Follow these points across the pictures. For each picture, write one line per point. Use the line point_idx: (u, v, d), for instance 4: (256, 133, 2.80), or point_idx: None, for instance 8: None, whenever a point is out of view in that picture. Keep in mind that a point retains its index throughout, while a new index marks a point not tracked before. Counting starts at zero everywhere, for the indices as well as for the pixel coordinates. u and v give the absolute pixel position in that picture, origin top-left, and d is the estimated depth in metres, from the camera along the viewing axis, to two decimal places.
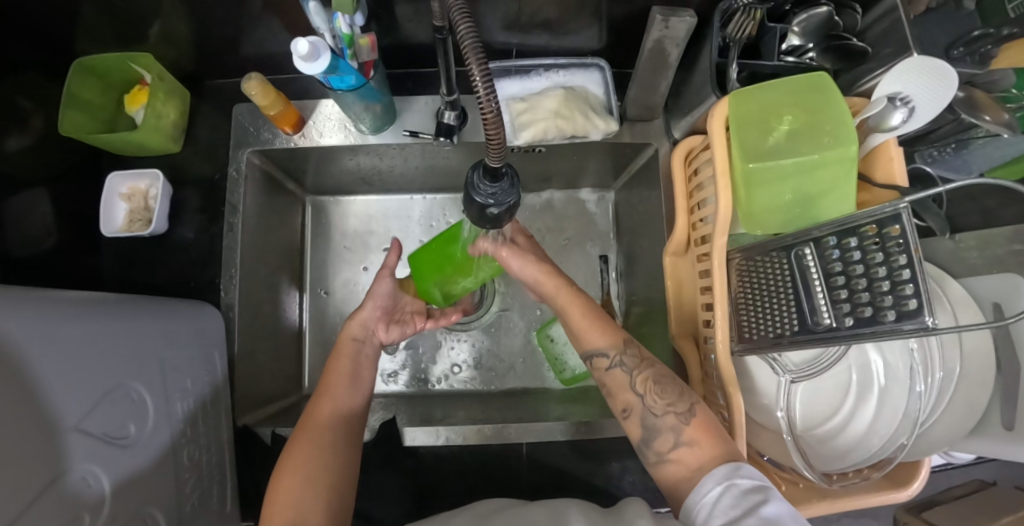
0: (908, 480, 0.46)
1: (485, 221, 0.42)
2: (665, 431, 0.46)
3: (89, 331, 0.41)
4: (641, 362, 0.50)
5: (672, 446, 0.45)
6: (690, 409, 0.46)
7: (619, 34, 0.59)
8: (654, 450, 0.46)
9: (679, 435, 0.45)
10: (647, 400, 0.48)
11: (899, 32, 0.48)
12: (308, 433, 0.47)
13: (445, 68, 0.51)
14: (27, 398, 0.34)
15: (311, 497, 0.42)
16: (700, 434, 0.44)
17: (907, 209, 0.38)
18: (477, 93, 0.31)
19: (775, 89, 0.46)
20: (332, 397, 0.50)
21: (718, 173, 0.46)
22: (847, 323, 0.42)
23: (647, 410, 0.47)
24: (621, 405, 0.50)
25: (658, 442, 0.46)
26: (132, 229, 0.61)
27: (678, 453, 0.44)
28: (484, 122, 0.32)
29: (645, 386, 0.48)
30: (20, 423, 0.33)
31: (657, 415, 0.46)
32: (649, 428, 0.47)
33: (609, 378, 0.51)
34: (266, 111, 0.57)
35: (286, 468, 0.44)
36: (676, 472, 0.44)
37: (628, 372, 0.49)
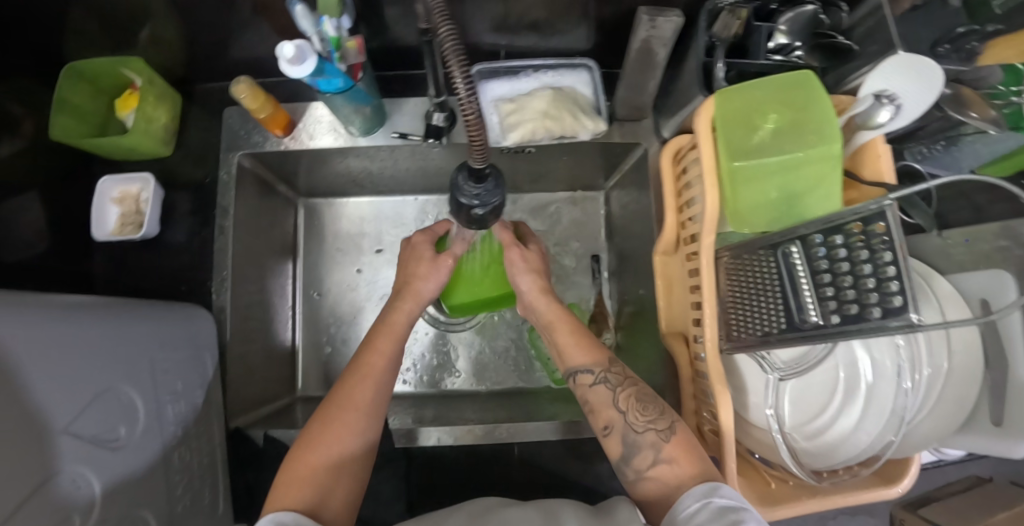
0: (897, 476, 0.46)
1: (473, 223, 0.43)
2: (645, 449, 0.45)
3: (79, 335, 0.41)
4: (624, 380, 0.50)
5: (651, 463, 0.45)
6: (671, 426, 0.46)
7: (607, 34, 0.60)
8: (633, 467, 0.46)
9: (659, 452, 0.45)
10: (628, 418, 0.47)
11: (884, 31, 0.48)
12: (348, 412, 0.47)
13: (433, 69, 0.51)
14: (16, 401, 0.34)
15: (335, 482, 0.43)
16: (679, 452, 0.44)
17: (892, 206, 0.38)
18: (459, 96, 0.31)
19: (761, 87, 0.46)
20: (372, 377, 0.49)
21: (706, 172, 0.47)
22: (833, 321, 0.42)
23: (628, 427, 0.47)
24: (602, 422, 0.49)
25: (638, 459, 0.46)
26: (124, 232, 0.61)
27: (658, 470, 0.44)
28: (466, 123, 0.33)
29: (627, 403, 0.48)
30: (8, 426, 0.33)
31: (638, 432, 0.46)
32: (628, 445, 0.46)
33: (591, 395, 0.50)
34: (257, 114, 0.57)
35: (324, 444, 0.45)
36: (655, 489, 0.44)
37: (610, 389, 0.49)
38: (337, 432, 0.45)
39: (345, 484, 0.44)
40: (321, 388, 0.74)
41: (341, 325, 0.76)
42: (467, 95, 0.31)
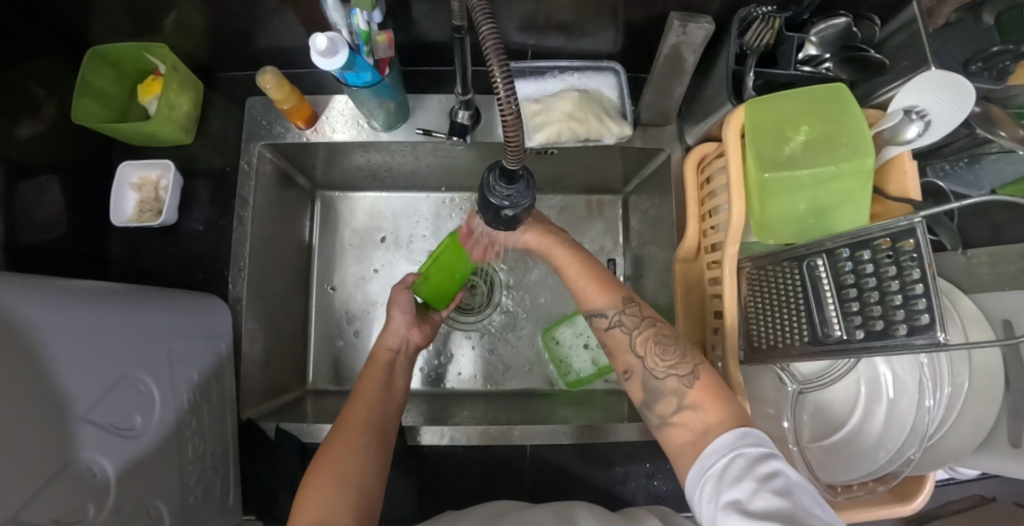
0: (911, 494, 0.47)
1: (499, 223, 0.42)
2: (668, 395, 0.46)
3: (97, 322, 0.41)
4: (640, 321, 0.50)
5: (675, 409, 0.45)
6: (693, 372, 0.46)
7: (635, 38, 0.59)
8: (657, 413, 0.47)
9: (682, 399, 0.45)
10: (647, 364, 0.48)
11: (917, 46, 0.48)
12: (345, 434, 0.47)
13: (462, 67, 0.51)
14: (32, 388, 0.34)
15: (338, 500, 0.42)
16: (704, 398, 0.44)
17: (922, 224, 0.38)
18: (498, 95, 0.31)
19: (792, 98, 0.46)
20: (364, 401, 0.51)
21: (733, 183, 0.47)
22: (857, 336, 0.42)
23: (647, 372, 0.48)
24: (622, 367, 0.51)
25: (660, 405, 0.47)
26: (142, 219, 0.60)
27: (682, 416, 0.45)
28: (503, 121, 0.32)
29: (644, 347, 0.49)
30: (24, 413, 0.33)
31: (659, 378, 0.47)
32: (650, 391, 0.47)
33: (609, 338, 0.52)
34: (279, 105, 0.57)
35: (319, 474, 0.44)
36: (681, 435, 0.44)
37: (628, 333, 0.50)
38: (332, 450, 0.46)
39: (351, 500, 0.42)
40: (332, 382, 0.74)
41: (353, 319, 0.75)
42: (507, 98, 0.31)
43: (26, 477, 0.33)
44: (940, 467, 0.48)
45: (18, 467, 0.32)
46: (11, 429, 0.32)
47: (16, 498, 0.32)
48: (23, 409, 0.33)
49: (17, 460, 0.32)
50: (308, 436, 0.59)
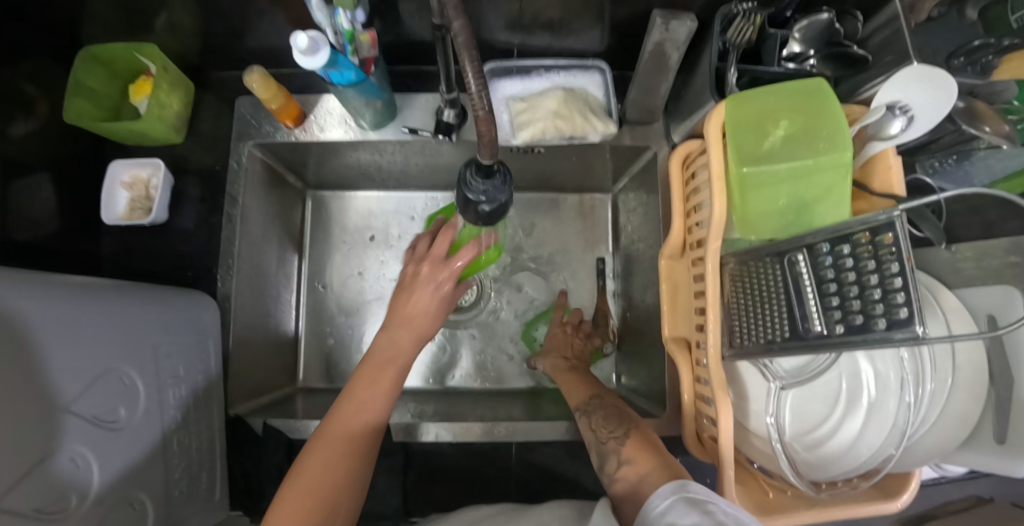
0: (897, 491, 0.47)
1: (479, 219, 0.43)
2: (610, 455, 0.47)
3: (85, 315, 0.42)
4: (601, 404, 0.53)
5: (617, 465, 0.45)
6: (625, 433, 0.47)
7: (621, 35, 0.60)
8: (605, 473, 0.46)
9: (620, 455, 0.46)
10: (596, 434, 0.50)
11: (899, 43, 0.48)
12: (332, 444, 0.45)
13: (445, 66, 0.51)
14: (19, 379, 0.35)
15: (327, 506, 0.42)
16: (637, 452, 0.45)
17: (901, 218, 0.38)
18: (470, 92, 0.33)
19: (773, 93, 0.46)
20: (365, 397, 0.49)
21: (714, 177, 0.47)
22: (837, 330, 0.42)
23: (597, 440, 0.49)
24: (584, 443, 0.52)
25: (607, 463, 0.46)
26: (132, 217, 0.61)
27: (622, 470, 0.44)
28: (477, 117, 0.34)
29: (594, 422, 0.51)
30: (7, 403, 0.34)
31: (603, 442, 0.48)
32: (601, 454, 0.48)
33: (578, 424, 0.54)
34: (267, 104, 0.57)
35: (313, 475, 0.43)
36: (622, 486, 0.43)
37: (587, 415, 0.52)
38: (316, 462, 0.44)
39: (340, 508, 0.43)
40: (322, 379, 0.74)
41: (345, 318, 0.76)
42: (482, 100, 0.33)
43: (7, 466, 0.33)
44: (927, 464, 0.48)
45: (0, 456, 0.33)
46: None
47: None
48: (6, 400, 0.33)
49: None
50: (294, 432, 0.59)
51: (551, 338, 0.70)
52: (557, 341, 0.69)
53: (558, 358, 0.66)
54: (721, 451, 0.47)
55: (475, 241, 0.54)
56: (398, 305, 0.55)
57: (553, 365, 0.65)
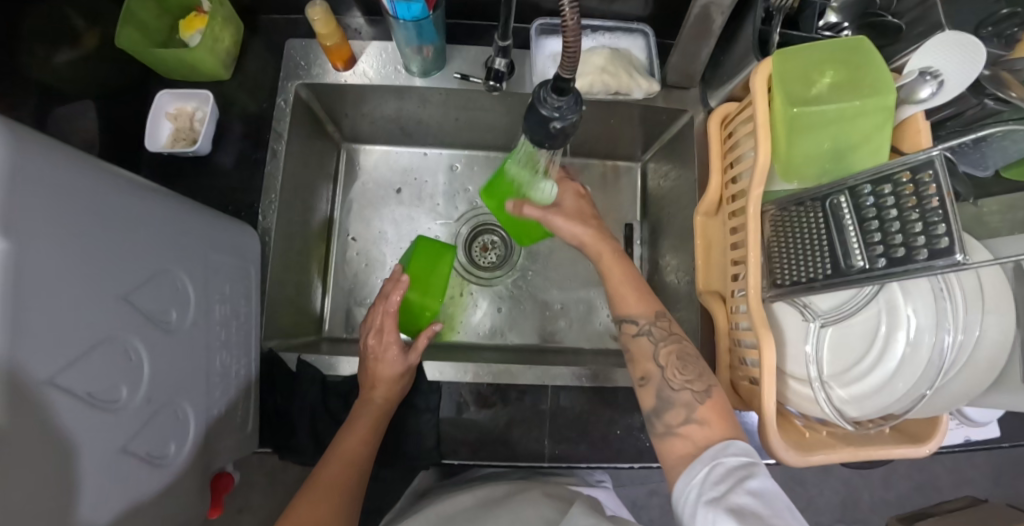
0: (927, 436, 0.50)
1: (544, 139, 0.44)
2: (679, 406, 0.48)
3: (142, 214, 0.41)
4: (669, 335, 0.52)
5: (683, 420, 0.47)
6: (706, 390, 0.48)
7: (666, 0, 0.62)
8: (664, 421, 0.49)
9: (693, 412, 0.47)
10: (666, 374, 0.50)
11: (931, 13, 0.52)
12: (332, 475, 0.49)
13: (507, 18, 0.52)
14: (82, 256, 0.34)
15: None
16: (712, 414, 0.47)
17: (940, 156, 0.40)
18: (563, 6, 0.34)
19: (815, 48, 0.49)
20: (360, 431, 0.53)
21: (760, 126, 0.49)
22: (879, 264, 0.44)
23: (665, 383, 0.50)
24: (639, 373, 0.52)
25: (669, 414, 0.48)
26: (175, 146, 0.61)
27: (688, 428, 0.47)
28: (565, 30, 0.35)
29: (667, 360, 0.51)
30: (71, 277, 0.33)
31: (674, 389, 0.49)
32: (663, 399, 0.49)
33: (634, 344, 0.53)
34: (322, 41, 0.59)
35: (319, 502, 0.47)
36: (682, 446, 0.46)
37: (653, 342, 0.52)
38: (308, 505, 0.47)
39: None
40: (348, 329, 0.74)
41: (373, 270, 0.76)
42: (571, 12, 0.34)
43: (69, 339, 0.33)
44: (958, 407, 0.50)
45: (61, 328, 0.32)
46: (58, 288, 0.32)
47: (51, 364, 0.31)
48: (68, 274, 0.33)
49: (61, 321, 0.32)
50: (328, 370, 0.62)
51: (563, 202, 0.63)
52: (579, 206, 0.62)
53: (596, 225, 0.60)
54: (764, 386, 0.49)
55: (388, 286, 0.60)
56: (366, 378, 0.57)
57: (595, 235, 0.58)
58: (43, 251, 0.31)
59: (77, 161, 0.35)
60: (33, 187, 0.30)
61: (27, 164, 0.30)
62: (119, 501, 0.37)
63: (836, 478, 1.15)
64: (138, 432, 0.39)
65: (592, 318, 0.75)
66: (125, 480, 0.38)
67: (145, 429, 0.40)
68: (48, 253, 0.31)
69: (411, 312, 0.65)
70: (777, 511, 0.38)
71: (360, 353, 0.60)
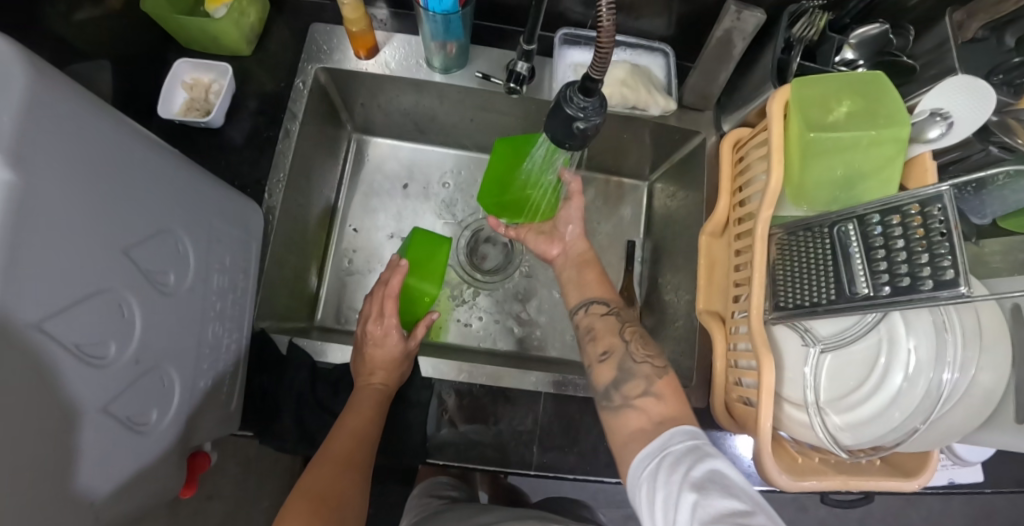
0: (918, 470, 0.49)
1: (566, 138, 0.44)
2: (638, 378, 0.50)
3: (150, 171, 0.41)
4: (631, 320, 0.56)
5: (640, 392, 0.49)
6: (664, 367, 0.51)
7: (689, 22, 0.64)
8: (622, 393, 0.50)
9: (650, 385, 0.49)
10: (629, 348, 0.53)
11: (945, 57, 0.54)
12: (344, 447, 0.50)
13: (534, 24, 0.52)
14: (87, 201, 0.34)
15: (352, 499, 0.47)
16: (667, 390, 0.49)
17: (950, 191, 0.40)
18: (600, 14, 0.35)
19: (834, 79, 0.50)
20: (364, 408, 0.54)
21: (774, 149, 0.50)
22: (884, 292, 0.43)
23: (627, 356, 0.52)
24: (601, 348, 0.54)
25: (628, 386, 0.50)
26: (188, 116, 0.61)
27: (644, 401, 0.48)
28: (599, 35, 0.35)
29: (630, 336, 0.54)
30: (73, 221, 0.32)
31: (636, 362, 0.51)
32: (622, 372, 0.51)
33: (599, 322, 0.56)
34: (349, 26, 0.59)
35: (335, 473, 0.48)
36: (636, 418, 0.47)
37: (619, 321, 0.56)
38: (320, 475, 0.47)
39: (362, 501, 0.48)
40: (340, 319, 0.73)
41: (371, 262, 0.75)
42: (608, 14, 0.35)
43: (64, 284, 0.32)
44: (954, 441, 0.49)
45: (57, 273, 0.31)
46: (60, 229, 0.31)
47: (43, 307, 0.30)
48: (72, 217, 0.32)
49: (58, 264, 0.31)
50: (317, 356, 0.61)
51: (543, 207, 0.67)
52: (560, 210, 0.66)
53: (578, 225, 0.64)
54: (762, 407, 0.48)
55: (391, 272, 0.60)
56: (363, 364, 0.57)
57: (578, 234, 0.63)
58: (48, 189, 0.30)
59: (93, 106, 0.35)
60: (46, 123, 0.30)
61: (43, 98, 0.30)
62: (95, 462, 0.35)
63: (813, 517, 1.14)
64: (123, 393, 0.38)
65: None
66: (104, 440, 0.36)
67: (130, 390, 0.39)
68: (55, 192, 0.31)
69: (411, 297, 0.64)
70: (730, 490, 0.36)
71: (357, 340, 0.59)
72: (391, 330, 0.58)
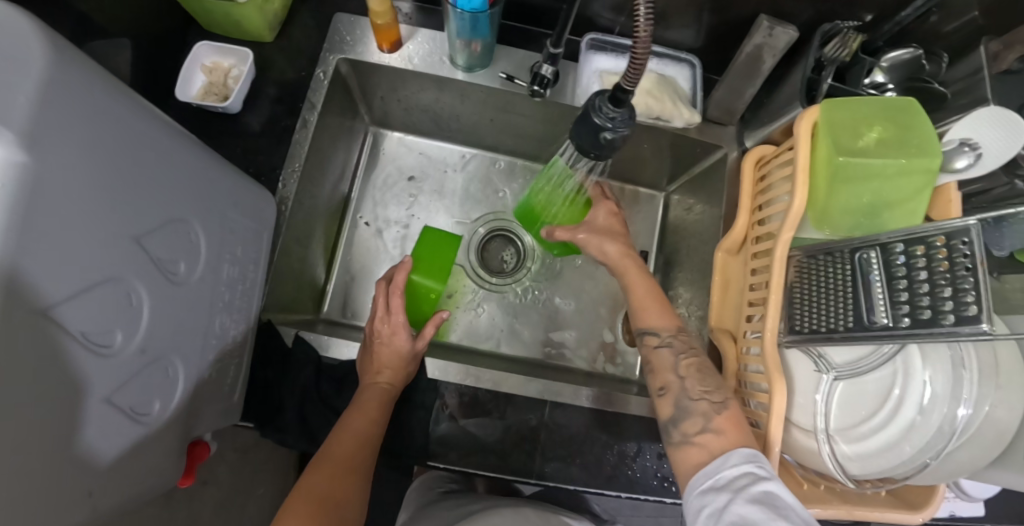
0: (923, 504, 0.49)
1: (593, 149, 0.44)
2: (695, 415, 0.48)
3: (167, 158, 0.40)
4: (689, 348, 0.53)
5: (699, 430, 0.47)
6: (724, 401, 0.48)
7: (719, 34, 0.63)
8: (680, 429, 0.48)
9: (709, 421, 0.47)
10: (685, 385, 0.51)
11: (978, 87, 0.52)
12: (345, 445, 0.49)
13: (566, 24, 0.51)
14: (102, 187, 0.33)
15: (348, 500, 0.46)
16: (728, 424, 0.46)
17: (977, 225, 0.39)
18: (638, 22, 0.34)
19: (864, 102, 0.49)
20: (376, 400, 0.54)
21: (800, 170, 0.50)
22: (903, 323, 0.43)
23: (684, 393, 0.50)
24: (659, 383, 0.52)
25: (687, 423, 0.48)
26: (206, 100, 0.60)
27: (704, 437, 0.46)
28: (635, 43, 0.35)
29: (687, 371, 0.51)
30: (86, 206, 0.32)
31: (693, 399, 0.49)
32: (680, 409, 0.49)
33: (654, 356, 0.54)
34: (374, 19, 0.58)
35: (332, 471, 0.47)
36: (696, 454, 0.46)
37: (674, 353, 0.53)
38: (319, 477, 0.46)
39: (359, 502, 0.47)
40: (348, 314, 0.72)
41: (380, 259, 0.75)
42: (645, 24, 0.34)
43: (74, 270, 0.31)
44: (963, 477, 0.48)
45: (68, 258, 0.30)
46: (74, 214, 0.31)
47: (52, 294, 0.29)
48: (85, 202, 0.32)
49: (69, 252, 0.31)
50: (323, 351, 0.60)
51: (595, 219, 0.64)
52: (611, 224, 0.63)
53: (625, 244, 0.61)
54: (771, 431, 0.48)
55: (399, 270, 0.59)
56: (370, 362, 0.57)
57: (622, 251, 0.60)
58: (64, 173, 0.29)
59: (114, 90, 0.35)
60: (65, 104, 0.29)
61: (61, 79, 0.29)
62: (95, 453, 0.35)
63: None
64: (127, 382, 0.37)
65: (593, 339, 0.74)
66: (107, 430, 0.36)
67: (134, 379, 0.38)
68: (71, 177, 0.30)
69: (418, 294, 0.63)
70: (780, 511, 0.37)
71: (364, 337, 0.59)
72: (398, 329, 0.57)
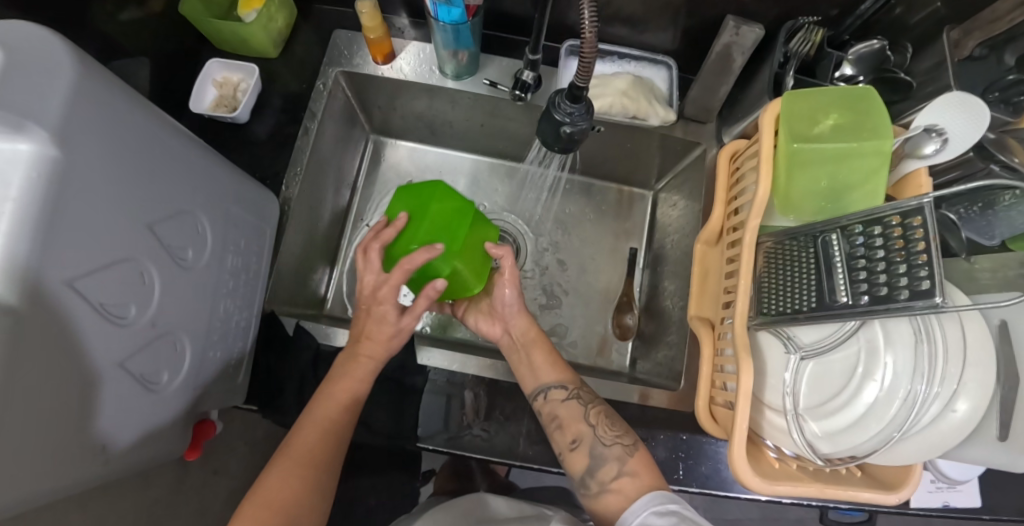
0: (898, 485, 0.49)
1: (555, 142, 0.47)
2: (610, 460, 0.53)
3: (177, 156, 0.45)
4: (591, 399, 0.59)
5: (614, 475, 0.52)
6: (633, 444, 0.54)
7: (692, 34, 0.66)
8: (598, 479, 0.53)
9: (623, 466, 0.52)
10: (597, 431, 0.55)
11: (942, 76, 0.54)
12: (306, 437, 0.54)
13: (539, 31, 0.55)
14: (120, 179, 0.38)
15: (303, 494, 0.51)
16: (639, 466, 0.52)
17: (930, 204, 0.40)
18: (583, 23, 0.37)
19: (823, 93, 0.51)
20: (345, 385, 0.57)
21: (763, 158, 0.51)
22: (862, 300, 0.44)
23: (597, 441, 0.54)
24: (570, 436, 0.56)
25: (602, 470, 0.53)
26: (217, 111, 0.66)
27: (619, 483, 0.51)
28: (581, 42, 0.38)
29: (596, 419, 0.56)
30: (105, 195, 0.37)
31: (606, 445, 0.54)
32: (595, 458, 0.53)
33: (562, 410, 0.57)
34: (367, 34, 0.63)
35: (293, 466, 0.52)
36: (615, 501, 0.50)
37: (581, 405, 0.57)
38: (279, 469, 0.52)
39: (316, 493, 0.53)
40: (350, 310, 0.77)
41: None
42: (590, 26, 0.37)
43: (94, 249, 0.36)
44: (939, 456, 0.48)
45: (88, 238, 0.35)
46: (95, 201, 0.36)
47: (76, 269, 0.34)
48: (105, 191, 0.37)
49: (90, 234, 0.36)
50: (323, 338, 0.64)
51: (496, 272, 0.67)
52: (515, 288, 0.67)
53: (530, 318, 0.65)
54: (738, 410, 0.49)
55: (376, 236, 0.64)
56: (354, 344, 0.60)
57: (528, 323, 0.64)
58: (88, 166, 0.35)
59: (131, 97, 0.40)
60: (90, 107, 0.35)
61: (86, 85, 0.35)
62: (111, 412, 0.39)
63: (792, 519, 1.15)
64: (138, 352, 0.42)
65: None
66: (121, 395, 0.40)
67: (144, 351, 0.43)
68: (94, 170, 0.35)
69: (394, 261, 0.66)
70: None
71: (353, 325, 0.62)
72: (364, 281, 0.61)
